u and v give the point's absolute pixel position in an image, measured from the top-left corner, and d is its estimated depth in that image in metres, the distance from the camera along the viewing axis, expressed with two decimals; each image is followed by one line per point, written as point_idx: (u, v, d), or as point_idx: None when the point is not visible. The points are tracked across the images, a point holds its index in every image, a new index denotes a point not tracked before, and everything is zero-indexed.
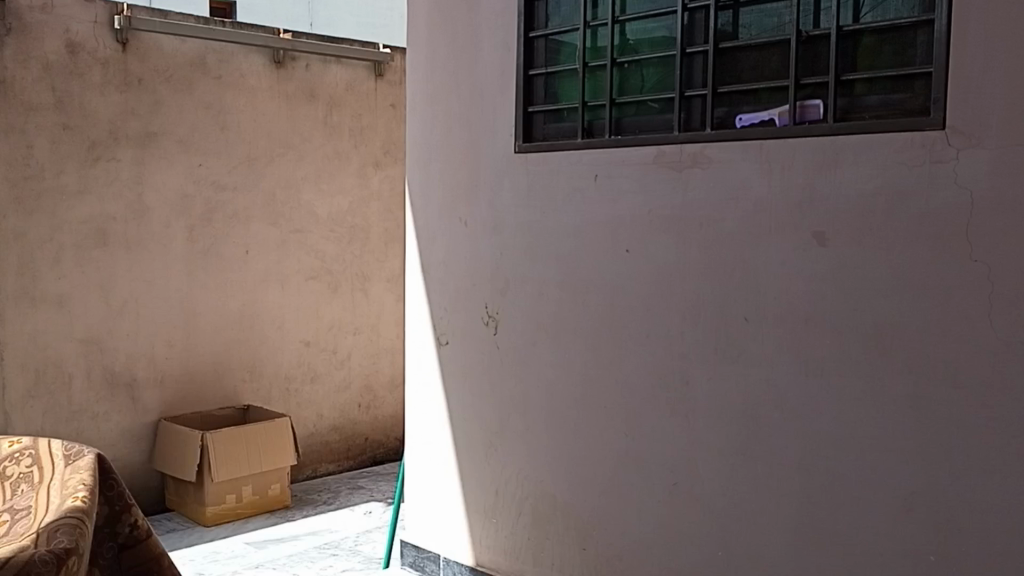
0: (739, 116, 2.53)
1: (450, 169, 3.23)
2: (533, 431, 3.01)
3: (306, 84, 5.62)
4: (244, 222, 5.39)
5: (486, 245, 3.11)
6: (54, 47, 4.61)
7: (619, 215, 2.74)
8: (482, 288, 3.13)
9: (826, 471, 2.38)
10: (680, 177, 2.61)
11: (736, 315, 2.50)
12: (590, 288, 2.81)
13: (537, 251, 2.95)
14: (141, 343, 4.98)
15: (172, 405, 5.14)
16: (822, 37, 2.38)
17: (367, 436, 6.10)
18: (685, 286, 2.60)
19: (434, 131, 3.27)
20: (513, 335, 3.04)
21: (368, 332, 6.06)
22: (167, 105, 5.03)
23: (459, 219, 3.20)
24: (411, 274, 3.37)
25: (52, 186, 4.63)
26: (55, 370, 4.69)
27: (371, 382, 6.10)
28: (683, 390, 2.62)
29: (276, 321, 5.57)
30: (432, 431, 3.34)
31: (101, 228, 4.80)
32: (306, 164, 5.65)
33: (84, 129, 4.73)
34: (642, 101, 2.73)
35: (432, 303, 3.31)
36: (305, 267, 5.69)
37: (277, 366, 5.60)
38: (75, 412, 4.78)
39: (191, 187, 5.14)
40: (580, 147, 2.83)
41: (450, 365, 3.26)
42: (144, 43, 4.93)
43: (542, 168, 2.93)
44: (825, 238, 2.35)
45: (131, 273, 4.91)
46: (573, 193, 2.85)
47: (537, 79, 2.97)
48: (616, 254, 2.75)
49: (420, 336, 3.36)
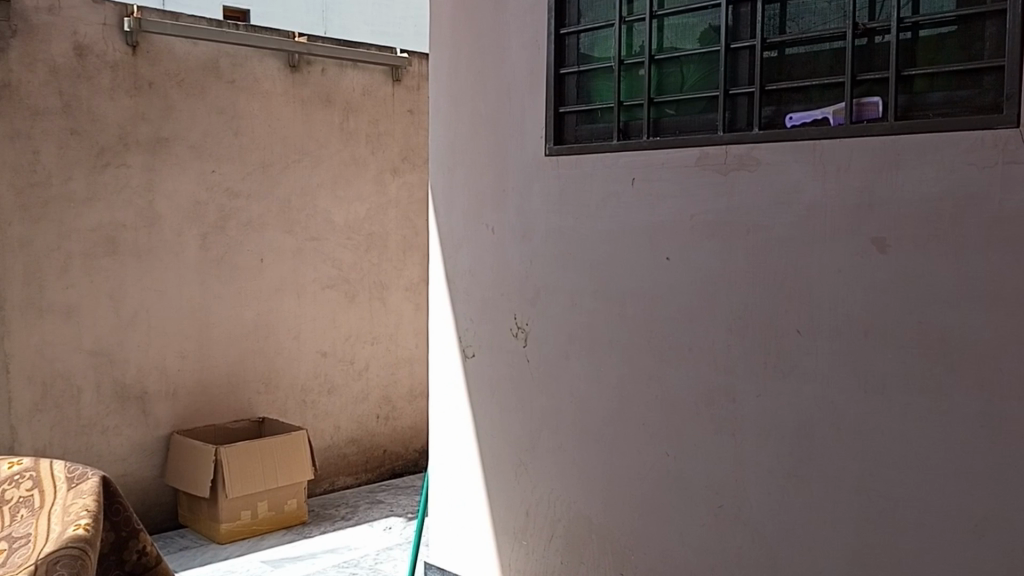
0: (789, 115, 2.32)
1: (475, 174, 3.08)
2: (566, 450, 2.84)
3: (322, 89, 5.52)
4: (259, 229, 5.28)
5: (515, 253, 2.95)
6: (62, 49, 4.52)
7: (657, 220, 2.55)
8: (511, 298, 2.97)
9: (886, 495, 2.14)
10: (724, 181, 2.40)
11: (787, 328, 2.28)
12: (626, 298, 2.64)
13: (569, 259, 2.79)
14: (152, 355, 4.87)
15: (185, 419, 5.02)
16: (881, 30, 2.17)
17: (385, 449, 5.99)
18: (730, 297, 2.39)
19: (459, 134, 3.12)
20: (543, 348, 2.88)
21: (386, 342, 5.95)
22: (179, 110, 4.93)
23: (485, 225, 3.05)
24: (435, 285, 3.24)
25: (59, 193, 4.52)
26: (64, 383, 4.57)
27: (389, 393, 6.00)
28: (728, 407, 2.41)
29: (292, 331, 5.46)
30: (458, 447, 3.18)
31: (111, 236, 4.69)
32: (322, 170, 5.54)
33: (92, 134, 4.62)
34: (682, 100, 2.54)
35: (457, 314, 3.16)
36: (322, 275, 5.58)
37: (294, 377, 5.49)
38: (84, 426, 4.66)
39: (204, 194, 5.03)
40: (615, 150, 2.66)
41: (476, 379, 3.10)
42: (156, 46, 4.84)
43: (575, 170, 2.76)
44: (885, 245, 2.12)
45: (143, 282, 4.80)
46: (607, 197, 2.68)
47: (570, 78, 2.80)
48: (655, 261, 2.56)
49: (445, 349, 3.22)
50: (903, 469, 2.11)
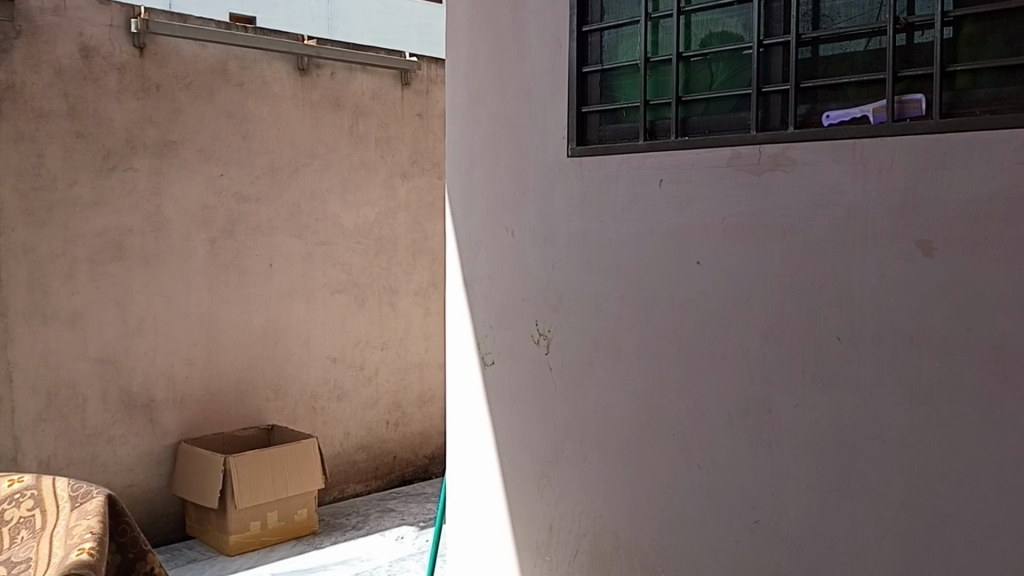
0: (825, 113, 2.21)
1: (493, 176, 2.99)
2: (591, 462, 2.74)
3: (330, 92, 5.62)
4: (268, 234, 5.36)
5: (536, 257, 2.86)
6: (67, 51, 4.57)
7: (686, 223, 2.45)
8: (532, 304, 2.88)
9: (934, 510, 2.03)
10: (758, 181, 2.30)
11: (827, 334, 2.18)
12: (653, 304, 2.54)
13: (593, 263, 2.69)
14: (160, 361, 4.93)
15: (193, 427, 5.09)
16: (923, 24, 2.06)
17: (395, 455, 6.11)
18: (765, 304, 2.29)
19: (477, 136, 3.03)
20: (567, 355, 2.78)
21: (396, 347, 6.07)
22: (187, 114, 5.00)
23: (505, 229, 2.96)
24: (453, 291, 3.16)
25: (65, 198, 4.58)
26: (69, 391, 4.63)
27: (398, 399, 6.10)
28: (764, 417, 2.31)
29: (302, 337, 5.55)
30: (478, 457, 3.09)
31: (117, 242, 4.75)
32: (331, 174, 5.64)
33: (98, 137, 4.68)
34: (711, 99, 2.43)
35: (476, 321, 3.08)
36: (332, 280, 5.68)
37: (303, 383, 5.58)
38: (89, 436, 4.71)
39: (212, 198, 5.11)
40: (642, 150, 2.56)
41: (496, 387, 3.01)
42: (163, 48, 4.91)
43: (599, 172, 2.66)
44: (931, 247, 2.01)
45: (149, 288, 4.87)
46: (633, 200, 2.58)
47: (593, 76, 2.70)
48: (684, 266, 2.46)
49: (464, 357, 3.13)
50: (953, 483, 2.00)
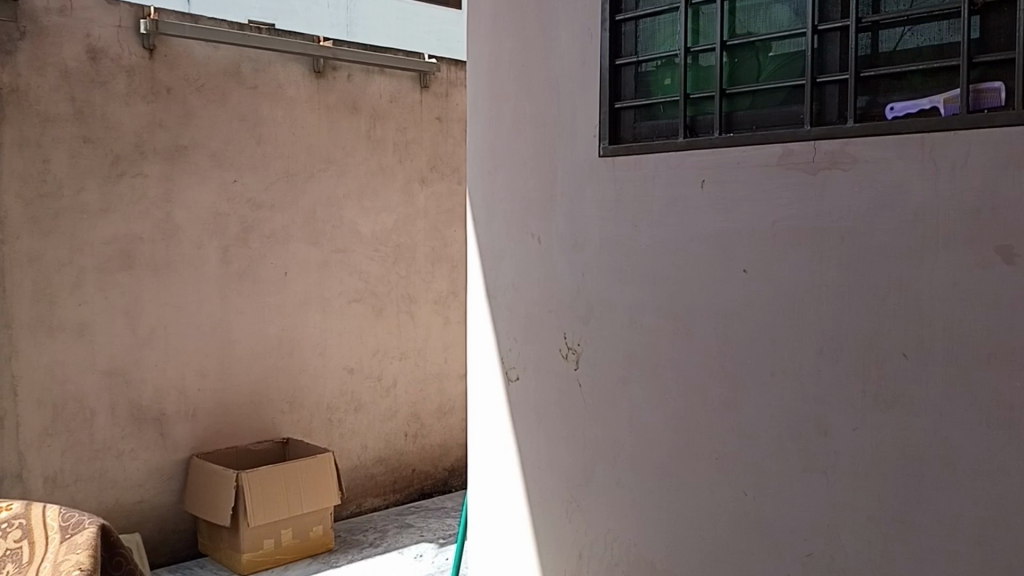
0: (889, 105, 1.99)
1: (518, 179, 2.80)
2: (624, 485, 2.53)
3: (347, 96, 5.44)
4: (284, 242, 5.18)
5: (565, 266, 2.67)
6: (73, 53, 4.40)
7: (730, 227, 2.25)
8: (560, 315, 2.69)
9: (1015, 548, 1.80)
10: (813, 181, 2.09)
11: (892, 350, 1.96)
12: (694, 317, 2.33)
13: (626, 272, 2.49)
14: (171, 374, 4.76)
15: (205, 441, 4.92)
16: (1002, 4, 1.83)
17: (414, 468, 5.92)
18: (820, 316, 2.08)
19: (501, 135, 2.85)
20: (597, 371, 2.59)
21: (415, 356, 5.89)
22: (198, 117, 4.83)
23: (532, 235, 2.77)
24: (475, 302, 2.97)
25: (72, 205, 4.41)
26: (76, 406, 4.45)
27: (417, 410, 5.92)
28: (819, 441, 2.09)
29: (318, 347, 5.37)
30: (501, 478, 2.89)
31: (127, 250, 4.58)
32: (348, 180, 5.46)
33: (106, 142, 4.51)
34: (758, 91, 2.23)
35: (499, 334, 2.89)
36: (349, 289, 5.49)
37: (320, 395, 5.40)
38: (98, 450, 4.53)
39: (225, 205, 4.93)
40: (680, 148, 2.35)
41: (521, 405, 2.82)
42: (173, 50, 4.74)
43: (634, 173, 2.46)
44: (1012, 254, 1.78)
45: (160, 297, 4.70)
46: (671, 202, 2.38)
47: (626, 70, 2.51)
48: (729, 274, 2.25)
49: (487, 373, 2.93)
50: None
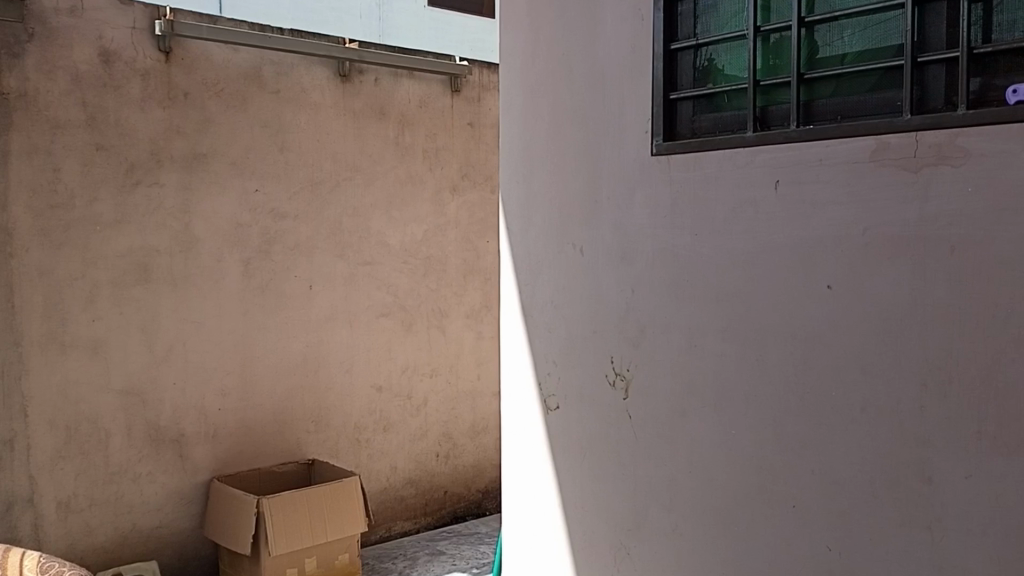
0: (1010, 87, 1.68)
1: (557, 184, 2.53)
2: (681, 533, 2.24)
3: (375, 101, 5.17)
4: (308, 254, 4.91)
5: (611, 281, 2.39)
6: (85, 56, 4.15)
7: (812, 236, 1.95)
8: (606, 337, 2.40)
9: None
10: (914, 181, 1.79)
11: (1017, 383, 1.64)
12: (768, 340, 2.03)
13: (684, 289, 2.20)
14: (190, 394, 4.49)
15: (226, 464, 4.64)
16: None
17: (446, 489, 5.62)
18: (922, 339, 1.78)
19: (540, 133, 2.58)
20: (650, 403, 2.29)
21: (446, 373, 5.60)
22: (218, 123, 4.57)
23: (574, 245, 2.49)
24: (509, 322, 2.70)
25: (84, 216, 4.15)
26: (90, 426, 4.19)
27: (448, 429, 5.62)
28: (923, 490, 1.79)
29: (345, 364, 5.09)
30: (541, 520, 2.61)
31: (143, 263, 4.33)
32: (376, 188, 5.19)
33: (121, 149, 4.26)
34: (843, 75, 1.96)
35: (537, 358, 2.61)
36: (377, 302, 5.21)
37: (347, 414, 5.11)
38: (113, 474, 4.27)
39: (246, 216, 4.67)
40: (750, 143, 2.07)
41: (564, 437, 2.53)
42: (191, 52, 4.49)
43: (694, 175, 2.18)
44: None
45: (178, 313, 4.44)
46: (740, 207, 2.09)
47: (684, 55, 2.24)
48: (811, 292, 1.96)
49: (523, 402, 2.66)
50: None
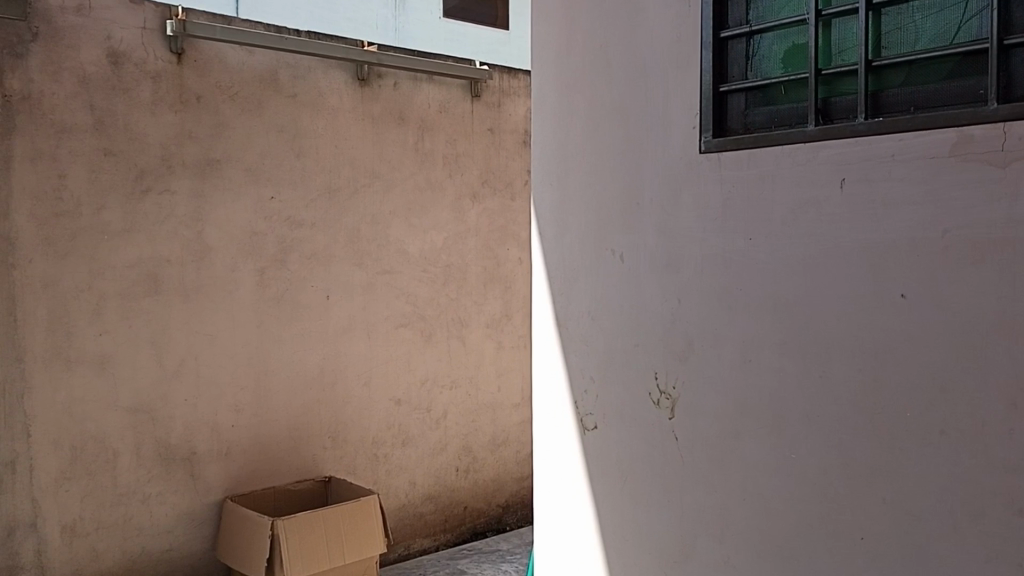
0: None
1: (594, 185, 2.34)
2: (733, 566, 2.03)
3: (393, 105, 4.99)
4: (325, 262, 4.73)
5: (653, 290, 2.19)
6: (93, 57, 3.99)
7: (882, 240, 1.75)
8: (649, 350, 2.20)
9: None
10: (1003, 177, 1.58)
11: None
12: (831, 355, 1.83)
13: (736, 299, 2.00)
14: (202, 410, 4.31)
15: (240, 482, 4.46)
16: None
17: (466, 505, 5.42)
18: (1012, 353, 1.57)
19: (576, 131, 2.39)
20: (697, 422, 2.09)
21: (466, 385, 5.40)
22: (232, 128, 4.40)
23: (614, 251, 2.29)
24: (542, 335, 2.51)
25: (92, 224, 3.98)
26: (97, 445, 4.01)
27: (469, 443, 5.43)
28: (1014, 525, 1.57)
29: (363, 377, 4.90)
30: (578, 548, 2.41)
31: (153, 274, 4.15)
32: (394, 195, 5.01)
33: (130, 154, 4.09)
34: (917, 61, 1.76)
35: (572, 374, 2.42)
36: (396, 313, 5.03)
37: (364, 429, 4.92)
38: (121, 495, 4.09)
39: (261, 224, 4.49)
40: (811, 138, 1.87)
41: (602, 458, 2.34)
42: (204, 54, 4.32)
43: (748, 173, 1.99)
44: None
45: (189, 325, 4.26)
46: (798, 208, 1.89)
47: (735, 44, 2.05)
48: (882, 302, 1.75)
49: (557, 421, 2.46)
50: None
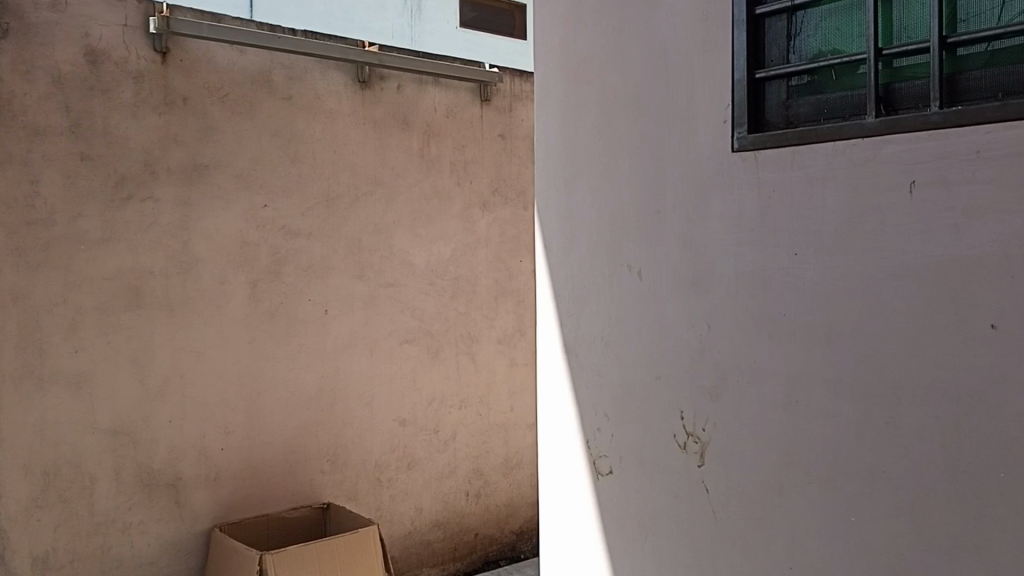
0: None
1: (607, 191, 2.02)
2: None
3: (396, 109, 4.44)
4: (324, 275, 4.17)
5: (677, 314, 1.87)
6: (69, 56, 3.46)
7: (964, 258, 1.42)
8: (673, 385, 1.89)
9: None
10: None
11: None
12: (901, 397, 1.51)
13: (781, 326, 1.69)
14: (189, 432, 3.76)
15: (230, 510, 3.89)
16: None
17: (477, 532, 4.82)
18: None
19: (586, 130, 2.08)
20: (733, 471, 1.78)
21: (477, 405, 4.81)
22: (221, 132, 3.86)
23: (630, 268, 1.98)
24: (547, 362, 2.21)
25: (67, 234, 3.45)
26: (72, 471, 3.47)
27: (480, 465, 4.84)
28: None
29: (364, 397, 4.31)
30: None
31: (135, 286, 3.61)
32: (398, 206, 4.44)
33: (110, 160, 3.56)
34: (1003, 37, 1.43)
35: (583, 410, 2.11)
36: (400, 328, 4.45)
37: (366, 452, 4.34)
38: (99, 526, 3.54)
39: (253, 234, 3.94)
40: (870, 131, 1.55)
41: (618, 509, 2.02)
42: (191, 53, 3.77)
43: (793, 174, 1.66)
44: None
45: (174, 341, 3.71)
46: (857, 216, 1.56)
47: (775, 21, 1.73)
48: (965, 334, 1.43)
49: (567, 463, 2.15)
50: None
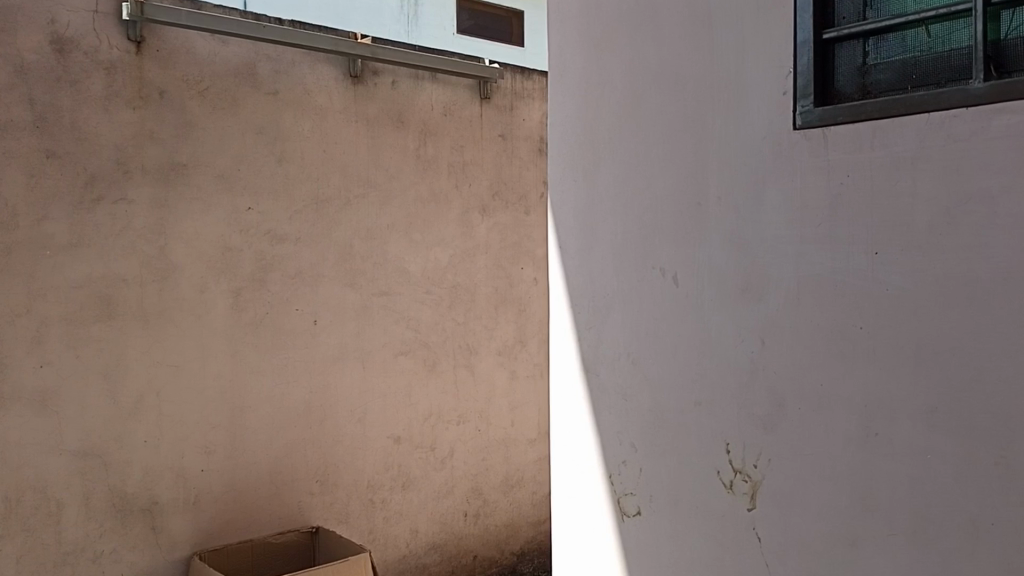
0: None
1: (636, 183, 1.77)
2: None
3: (391, 105, 4.00)
4: (313, 282, 3.71)
5: (724, 328, 1.62)
6: (33, 42, 2.99)
7: None
8: (717, 411, 1.64)
9: None
10: None
11: None
12: (1012, 430, 1.24)
13: (856, 343, 1.42)
14: (166, 453, 3.29)
15: (210, 538, 3.40)
16: None
17: (476, 555, 4.33)
18: None
19: (610, 114, 1.82)
20: (790, 514, 1.52)
21: (476, 420, 4.35)
22: (203, 129, 3.40)
23: (663, 273, 1.73)
24: (563, 383, 1.95)
25: (31, 238, 2.98)
26: (37, 497, 2.99)
27: (479, 484, 4.36)
28: None
29: (356, 414, 3.86)
30: None
31: (106, 296, 3.14)
32: (393, 209, 4.00)
33: (78, 157, 3.09)
34: None
35: (605, 438, 1.86)
36: (395, 339, 4.01)
37: (358, 473, 3.87)
38: (67, 556, 3.06)
39: (236, 238, 3.48)
40: (975, 97, 1.28)
41: (649, 555, 1.78)
42: (170, 43, 3.32)
43: (875, 157, 1.40)
44: None
45: (150, 356, 3.24)
46: (960, 206, 1.29)
47: None
48: None
49: (587, 500, 1.91)
50: None
